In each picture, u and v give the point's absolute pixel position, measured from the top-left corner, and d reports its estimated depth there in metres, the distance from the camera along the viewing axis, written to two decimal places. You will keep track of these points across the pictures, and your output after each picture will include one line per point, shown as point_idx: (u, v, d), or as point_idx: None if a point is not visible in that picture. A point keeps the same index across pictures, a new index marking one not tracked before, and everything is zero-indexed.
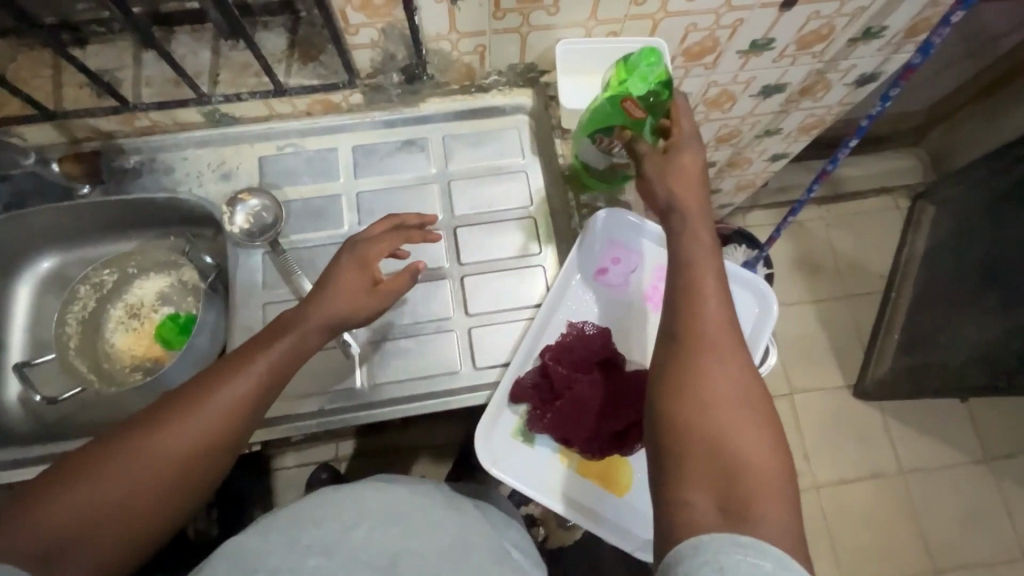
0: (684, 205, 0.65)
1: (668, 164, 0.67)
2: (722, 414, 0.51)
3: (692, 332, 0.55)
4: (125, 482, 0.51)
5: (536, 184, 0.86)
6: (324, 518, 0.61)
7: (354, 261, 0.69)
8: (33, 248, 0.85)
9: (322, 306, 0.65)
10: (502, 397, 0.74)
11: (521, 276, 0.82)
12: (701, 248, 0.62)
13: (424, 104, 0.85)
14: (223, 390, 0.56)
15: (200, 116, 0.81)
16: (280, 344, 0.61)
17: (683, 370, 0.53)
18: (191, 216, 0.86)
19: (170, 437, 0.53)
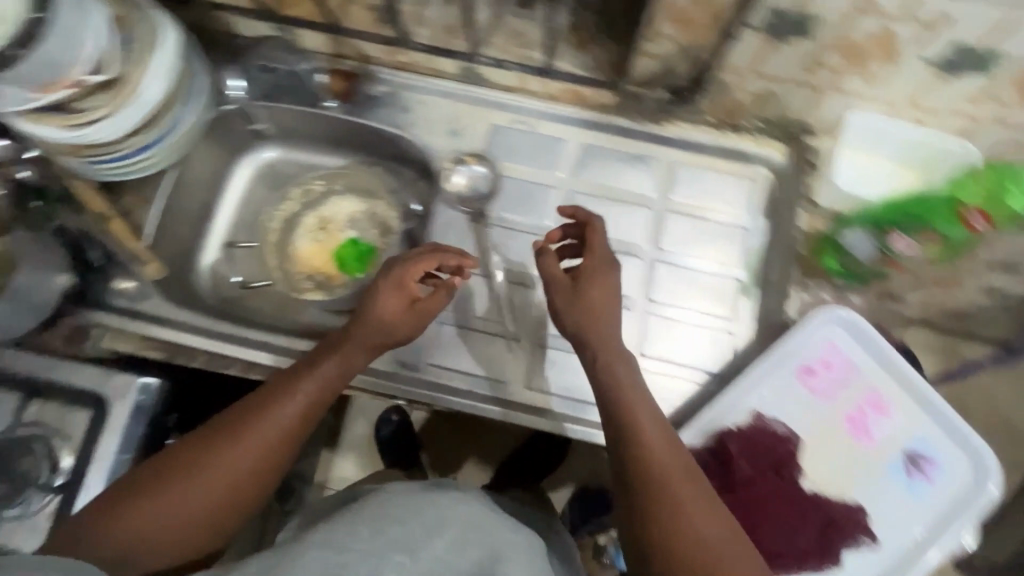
0: (599, 345, 0.62)
1: (576, 300, 0.63)
2: (697, 554, 0.52)
3: (651, 483, 0.55)
4: (189, 502, 0.58)
5: (753, 247, 0.79)
6: (378, 518, 0.57)
7: (386, 288, 0.68)
8: (265, 136, 0.91)
9: (360, 338, 0.66)
10: None
11: (704, 337, 0.77)
12: (619, 368, 0.60)
13: (667, 128, 0.81)
14: (274, 416, 0.62)
15: (454, 67, 0.82)
16: (322, 367, 0.65)
17: (650, 513, 0.54)
18: (408, 157, 0.88)
19: (226, 466, 0.60)
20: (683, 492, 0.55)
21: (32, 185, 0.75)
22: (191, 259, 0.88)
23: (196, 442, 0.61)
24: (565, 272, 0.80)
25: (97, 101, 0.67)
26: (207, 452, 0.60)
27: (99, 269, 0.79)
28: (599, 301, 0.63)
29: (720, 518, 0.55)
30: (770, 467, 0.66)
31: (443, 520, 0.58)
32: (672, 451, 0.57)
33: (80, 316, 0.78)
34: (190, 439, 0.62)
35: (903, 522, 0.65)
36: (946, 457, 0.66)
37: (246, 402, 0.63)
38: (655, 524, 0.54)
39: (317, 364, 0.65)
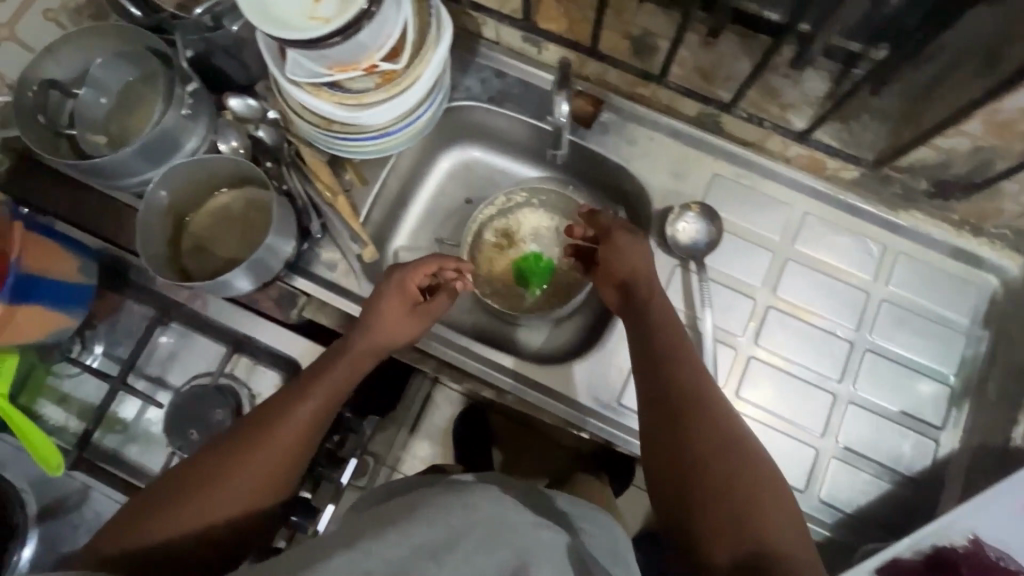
0: (647, 286, 0.72)
1: (615, 244, 0.74)
2: (754, 507, 0.58)
3: (682, 399, 0.64)
4: (211, 507, 0.58)
5: (971, 356, 0.76)
6: (421, 516, 0.46)
7: (393, 293, 0.72)
8: (474, 136, 0.92)
9: (367, 343, 0.71)
10: (871, 563, 0.63)
11: (907, 440, 0.73)
12: (675, 332, 0.69)
13: (899, 215, 0.78)
14: (298, 411, 0.64)
15: (693, 109, 0.80)
16: (339, 367, 0.68)
17: (690, 443, 0.62)
18: (616, 187, 0.87)
19: (258, 458, 0.61)
20: (712, 416, 0.63)
21: (269, 148, 0.80)
22: (384, 242, 0.89)
23: (224, 447, 0.61)
24: (770, 341, 0.77)
25: (371, 88, 0.68)
26: (231, 456, 0.61)
27: (315, 238, 0.80)
28: (634, 262, 0.73)
29: (719, 431, 0.62)
30: None
31: (464, 510, 0.46)
32: (684, 364, 0.66)
33: (289, 280, 0.78)
34: (218, 445, 0.63)
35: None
36: None
37: (268, 405, 0.65)
38: (704, 461, 0.60)
39: (328, 370, 0.68)
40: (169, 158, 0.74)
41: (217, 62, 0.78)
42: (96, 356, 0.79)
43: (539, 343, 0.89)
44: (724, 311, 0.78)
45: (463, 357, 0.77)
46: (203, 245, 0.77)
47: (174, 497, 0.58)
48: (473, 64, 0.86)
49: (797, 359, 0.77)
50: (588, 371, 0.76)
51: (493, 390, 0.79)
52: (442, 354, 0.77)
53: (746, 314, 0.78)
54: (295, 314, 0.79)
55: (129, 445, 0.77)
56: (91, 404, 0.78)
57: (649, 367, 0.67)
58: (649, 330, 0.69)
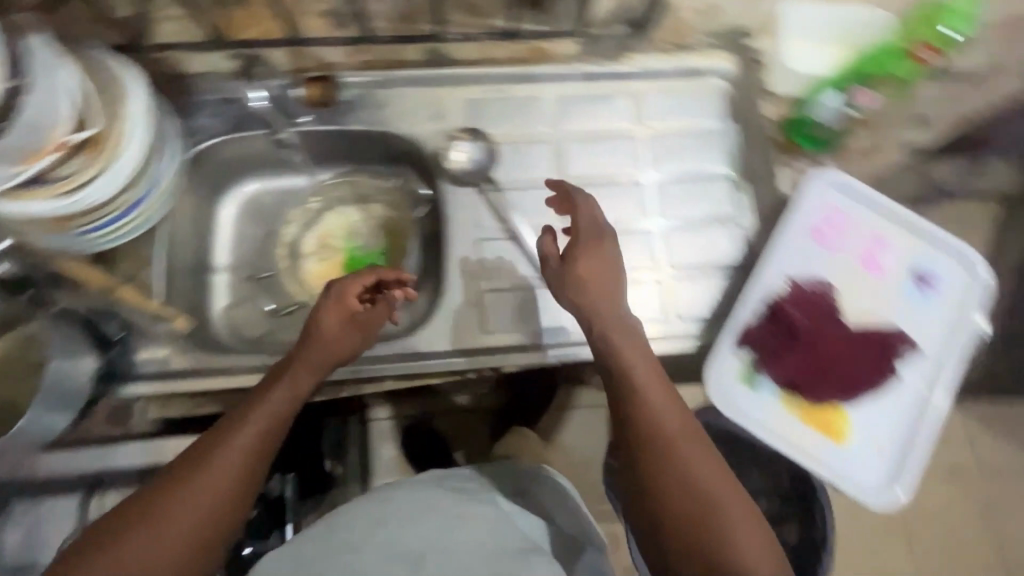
0: (592, 295, 0.65)
1: (564, 274, 0.66)
2: (711, 527, 0.53)
3: (641, 429, 0.57)
4: (172, 529, 0.52)
5: (733, 146, 0.87)
6: (370, 511, 0.68)
7: (333, 307, 0.68)
8: (241, 172, 0.89)
9: (302, 358, 0.65)
10: (727, 339, 0.72)
11: (718, 234, 0.84)
12: (626, 342, 0.62)
13: (625, 62, 0.87)
14: (231, 445, 0.57)
15: (418, 52, 0.83)
16: (274, 391, 0.62)
17: (664, 489, 0.55)
18: (394, 152, 0.88)
19: (189, 490, 0.54)
20: (691, 461, 0.56)
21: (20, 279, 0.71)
22: (202, 309, 0.84)
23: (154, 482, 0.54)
24: None
25: (78, 168, 0.64)
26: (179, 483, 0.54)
27: (119, 340, 0.74)
28: (600, 279, 0.65)
29: (674, 448, 0.56)
30: (816, 316, 0.73)
31: (383, 502, 0.69)
32: (677, 408, 0.58)
33: (117, 392, 0.73)
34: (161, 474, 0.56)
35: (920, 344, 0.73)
36: (944, 270, 0.76)
37: (198, 441, 0.58)
38: (677, 495, 0.54)
39: (266, 391, 0.62)
40: None
41: None
42: None
43: (404, 322, 0.85)
44: (535, 209, 0.83)
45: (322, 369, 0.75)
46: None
47: (133, 527, 0.52)
48: (195, 103, 0.81)
49: (614, 218, 0.84)
50: (443, 322, 0.78)
51: (370, 382, 0.77)
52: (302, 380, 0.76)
53: None
54: (141, 420, 0.74)
55: None
56: None
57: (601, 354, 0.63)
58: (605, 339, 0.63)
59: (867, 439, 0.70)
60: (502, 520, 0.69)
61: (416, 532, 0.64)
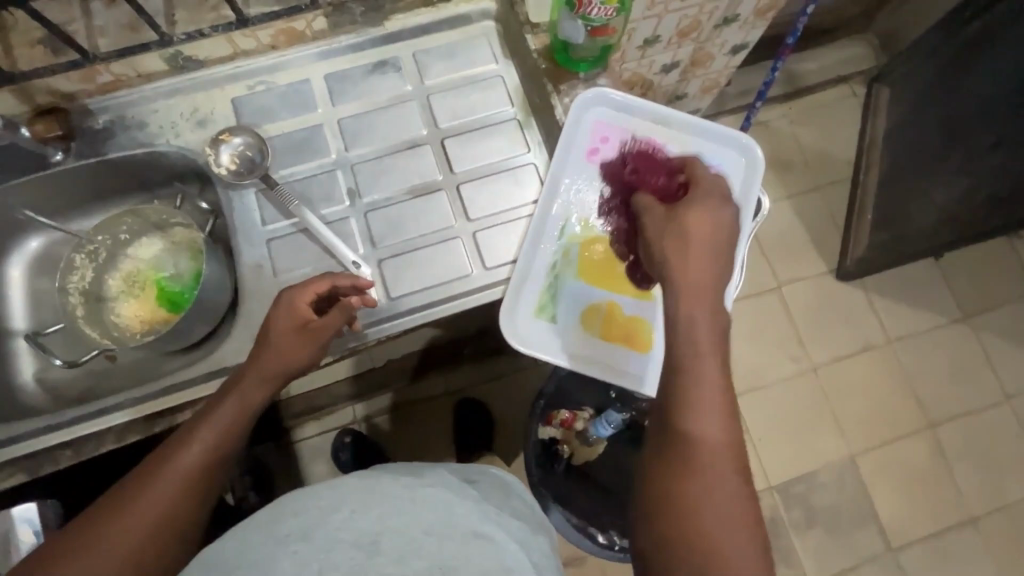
0: (684, 280, 0.57)
1: (670, 224, 0.62)
2: (710, 527, 0.49)
3: (682, 394, 0.53)
4: (120, 543, 0.51)
5: (514, 86, 0.85)
6: (309, 507, 0.53)
7: (275, 312, 0.66)
8: (14, 229, 0.83)
9: (257, 365, 0.64)
10: (524, 270, 0.79)
11: (514, 177, 0.82)
12: (705, 339, 0.55)
13: (387, 25, 0.85)
14: (178, 461, 0.56)
15: (159, 63, 0.78)
16: (223, 406, 0.61)
17: (681, 450, 0.53)
18: (173, 170, 0.84)
19: (135, 506, 0.53)
20: (714, 426, 0.53)
21: None
22: (6, 380, 0.80)
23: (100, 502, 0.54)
24: (375, 187, 0.82)
25: None
26: (126, 498, 0.54)
27: None
28: (707, 235, 0.60)
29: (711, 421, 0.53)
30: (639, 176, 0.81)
31: (334, 491, 0.54)
32: (708, 363, 0.54)
33: None
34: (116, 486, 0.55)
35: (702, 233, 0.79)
36: (718, 155, 0.83)
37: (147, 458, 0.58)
38: (696, 466, 0.51)
39: (218, 404, 0.61)
40: None
41: None
42: None
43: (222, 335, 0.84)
44: (323, 193, 0.81)
45: (131, 409, 0.73)
46: None
47: (80, 543, 0.51)
48: None
49: (408, 184, 0.82)
50: (245, 330, 0.76)
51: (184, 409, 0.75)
52: (110, 423, 0.72)
53: (342, 183, 0.81)
54: None
55: None
56: None
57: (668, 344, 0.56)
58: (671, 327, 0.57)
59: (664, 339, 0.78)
60: (462, 504, 0.57)
61: (374, 515, 0.52)
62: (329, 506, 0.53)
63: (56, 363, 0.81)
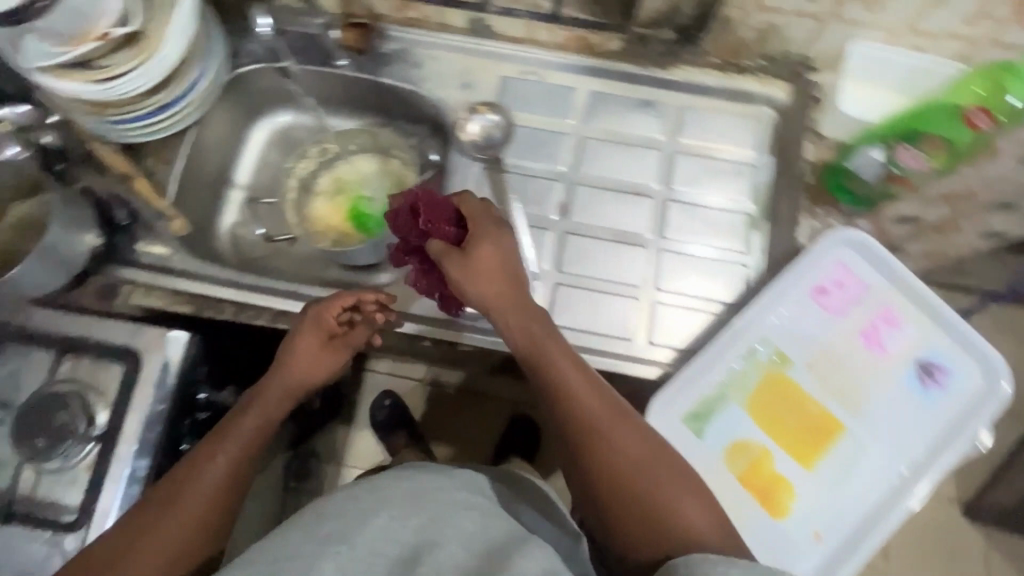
0: (501, 311, 0.63)
1: (469, 266, 0.63)
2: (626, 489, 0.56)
3: (569, 398, 0.59)
4: (163, 538, 0.60)
5: (761, 183, 0.81)
6: (354, 499, 0.55)
7: (290, 337, 0.73)
8: (279, 99, 0.93)
9: (285, 375, 0.72)
10: (683, 378, 0.66)
11: (719, 270, 0.79)
12: (563, 360, 0.61)
13: (671, 72, 0.83)
14: (201, 474, 0.63)
15: (461, 20, 0.84)
16: (241, 424, 0.68)
17: (609, 484, 0.57)
18: (421, 113, 0.89)
19: (179, 508, 0.61)
20: (614, 435, 0.58)
21: (58, 152, 0.79)
22: (212, 219, 0.90)
23: (148, 506, 0.61)
24: (582, 215, 0.81)
25: (120, 56, 0.69)
26: (148, 525, 0.60)
27: (125, 226, 0.80)
28: (489, 269, 0.63)
29: (660, 458, 0.58)
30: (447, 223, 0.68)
31: (371, 492, 0.55)
32: (599, 399, 0.59)
33: (109, 272, 0.78)
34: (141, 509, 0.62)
35: (896, 441, 0.65)
36: (954, 362, 0.68)
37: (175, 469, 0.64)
38: (626, 490, 0.56)
39: (238, 420, 0.69)
40: None
41: None
42: None
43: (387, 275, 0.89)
44: (536, 198, 0.82)
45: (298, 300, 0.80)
46: (10, 259, 0.77)
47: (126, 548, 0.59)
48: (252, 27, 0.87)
49: (612, 226, 0.81)
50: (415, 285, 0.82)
51: None
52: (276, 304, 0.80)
53: (555, 196, 0.82)
54: (123, 301, 0.78)
55: None
56: None
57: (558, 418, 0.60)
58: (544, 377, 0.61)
59: (807, 519, 0.64)
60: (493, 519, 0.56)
61: (411, 525, 0.53)
62: (372, 502, 0.54)
63: (259, 232, 0.91)
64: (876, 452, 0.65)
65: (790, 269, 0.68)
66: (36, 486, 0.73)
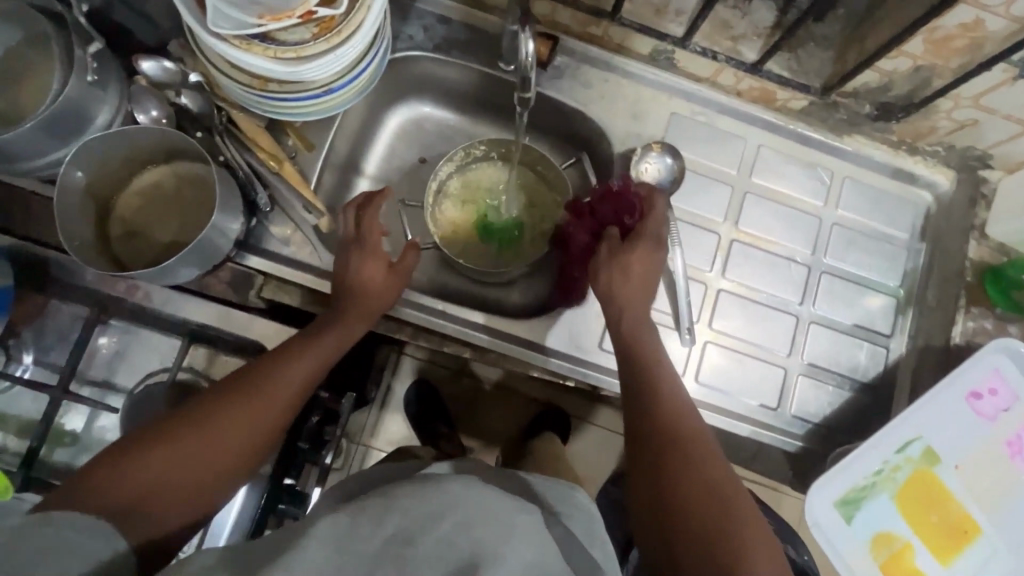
0: (624, 297, 0.67)
1: (618, 257, 0.68)
2: (688, 518, 0.53)
3: (648, 407, 0.61)
4: (209, 450, 0.55)
5: (911, 268, 0.81)
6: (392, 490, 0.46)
7: (356, 251, 0.71)
8: (423, 90, 0.87)
9: (356, 301, 0.69)
10: (845, 463, 0.68)
11: (862, 349, 0.79)
12: (663, 374, 0.63)
13: (843, 140, 0.81)
14: (286, 372, 0.61)
15: (646, 46, 0.78)
16: (323, 336, 0.65)
17: (679, 527, 0.54)
18: (576, 134, 0.85)
19: (256, 401, 0.58)
20: (692, 452, 0.57)
21: (196, 117, 0.73)
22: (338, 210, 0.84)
23: (207, 397, 0.57)
24: (736, 273, 0.79)
25: (309, 40, 0.62)
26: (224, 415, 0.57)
27: (264, 212, 0.73)
28: (641, 276, 0.68)
29: (728, 496, 0.55)
30: (625, 211, 0.73)
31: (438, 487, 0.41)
32: (696, 450, 0.57)
33: (241, 260, 0.72)
34: (187, 406, 0.57)
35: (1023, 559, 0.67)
36: None
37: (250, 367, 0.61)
38: (691, 539, 0.53)
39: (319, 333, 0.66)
40: (79, 132, 0.65)
41: (123, 21, 0.70)
42: (28, 366, 0.71)
43: (515, 299, 0.87)
44: (691, 247, 0.79)
45: (439, 318, 0.76)
46: (136, 231, 0.70)
47: (149, 446, 0.52)
48: (414, 10, 0.80)
49: (764, 288, 0.79)
50: (565, 323, 0.77)
51: (475, 347, 0.78)
52: (416, 319, 0.75)
53: (712, 248, 0.79)
54: (255, 295, 0.73)
55: (83, 457, 0.70)
56: (30, 420, 0.70)
57: (634, 396, 0.62)
58: (637, 374, 0.63)
59: None
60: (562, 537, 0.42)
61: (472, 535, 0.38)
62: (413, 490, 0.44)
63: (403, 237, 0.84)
64: (1008, 559, 0.67)
65: (951, 376, 0.70)
66: None
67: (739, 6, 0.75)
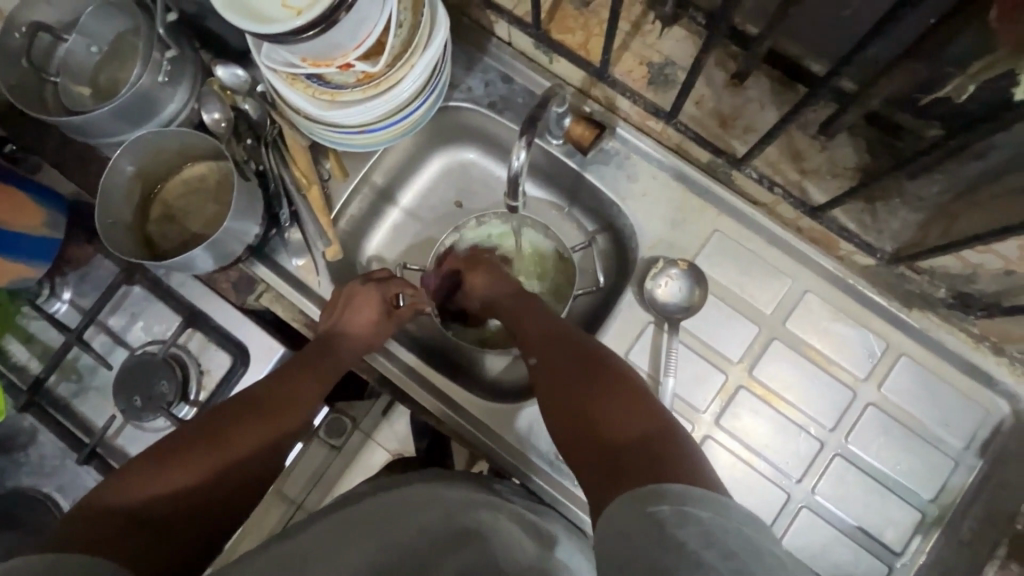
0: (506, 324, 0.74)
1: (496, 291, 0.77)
2: (592, 418, 0.56)
3: (562, 344, 0.65)
4: (211, 457, 0.59)
5: (953, 485, 0.68)
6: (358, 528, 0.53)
7: (371, 283, 0.76)
8: (473, 139, 0.86)
9: (349, 338, 0.73)
10: None
11: (858, 557, 0.68)
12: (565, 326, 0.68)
13: (912, 313, 0.69)
14: (290, 394, 0.68)
15: (703, 155, 0.72)
16: (323, 362, 0.71)
17: (578, 427, 0.57)
18: (609, 222, 0.80)
19: (258, 421, 0.64)
20: (581, 365, 0.61)
21: (254, 125, 0.76)
22: (362, 236, 0.86)
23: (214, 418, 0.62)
24: (733, 423, 0.71)
25: (349, 84, 0.65)
26: (226, 433, 0.62)
27: (283, 226, 0.78)
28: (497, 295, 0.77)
29: (586, 370, 0.61)
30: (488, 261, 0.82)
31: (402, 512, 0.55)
32: (575, 355, 0.63)
33: (250, 266, 0.77)
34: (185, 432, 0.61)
35: None
36: None
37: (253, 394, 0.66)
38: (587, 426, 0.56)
39: (320, 359, 0.71)
40: (146, 120, 0.72)
41: (214, 26, 0.76)
42: (62, 303, 0.80)
43: (496, 373, 0.84)
44: (691, 381, 0.72)
45: (408, 378, 0.77)
46: (172, 215, 0.77)
47: (157, 462, 0.57)
48: (480, 63, 0.79)
49: (762, 452, 0.70)
50: (527, 420, 0.74)
51: (432, 415, 0.77)
52: (385, 371, 0.78)
53: (716, 388, 0.71)
54: (253, 299, 0.80)
55: (80, 396, 0.78)
56: (49, 348, 0.78)
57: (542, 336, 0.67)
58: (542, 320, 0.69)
59: None
60: (522, 537, 0.54)
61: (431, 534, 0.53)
62: (373, 528, 0.53)
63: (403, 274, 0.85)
64: None
65: None
66: (121, 431, 0.76)
67: (819, 139, 0.67)
